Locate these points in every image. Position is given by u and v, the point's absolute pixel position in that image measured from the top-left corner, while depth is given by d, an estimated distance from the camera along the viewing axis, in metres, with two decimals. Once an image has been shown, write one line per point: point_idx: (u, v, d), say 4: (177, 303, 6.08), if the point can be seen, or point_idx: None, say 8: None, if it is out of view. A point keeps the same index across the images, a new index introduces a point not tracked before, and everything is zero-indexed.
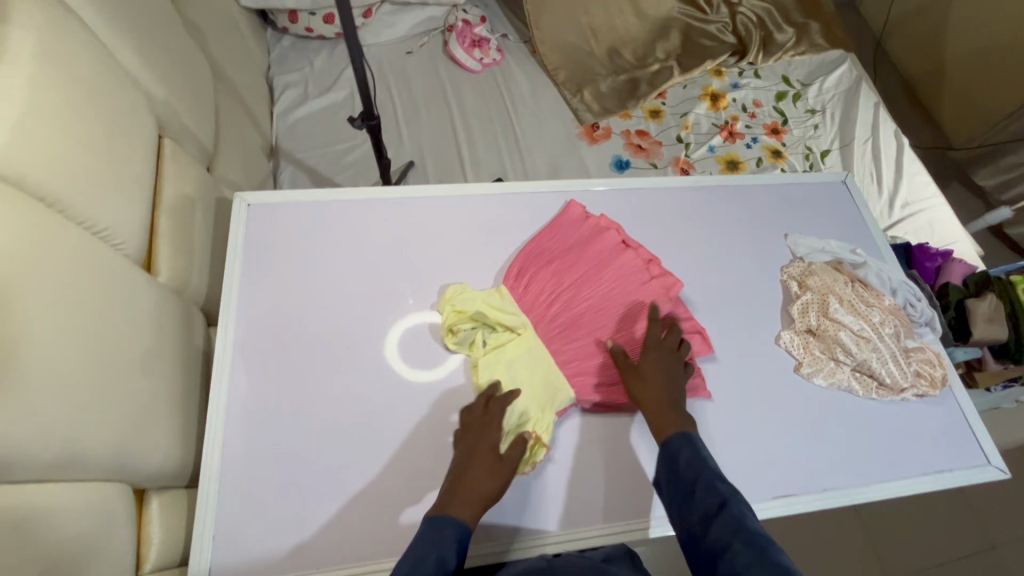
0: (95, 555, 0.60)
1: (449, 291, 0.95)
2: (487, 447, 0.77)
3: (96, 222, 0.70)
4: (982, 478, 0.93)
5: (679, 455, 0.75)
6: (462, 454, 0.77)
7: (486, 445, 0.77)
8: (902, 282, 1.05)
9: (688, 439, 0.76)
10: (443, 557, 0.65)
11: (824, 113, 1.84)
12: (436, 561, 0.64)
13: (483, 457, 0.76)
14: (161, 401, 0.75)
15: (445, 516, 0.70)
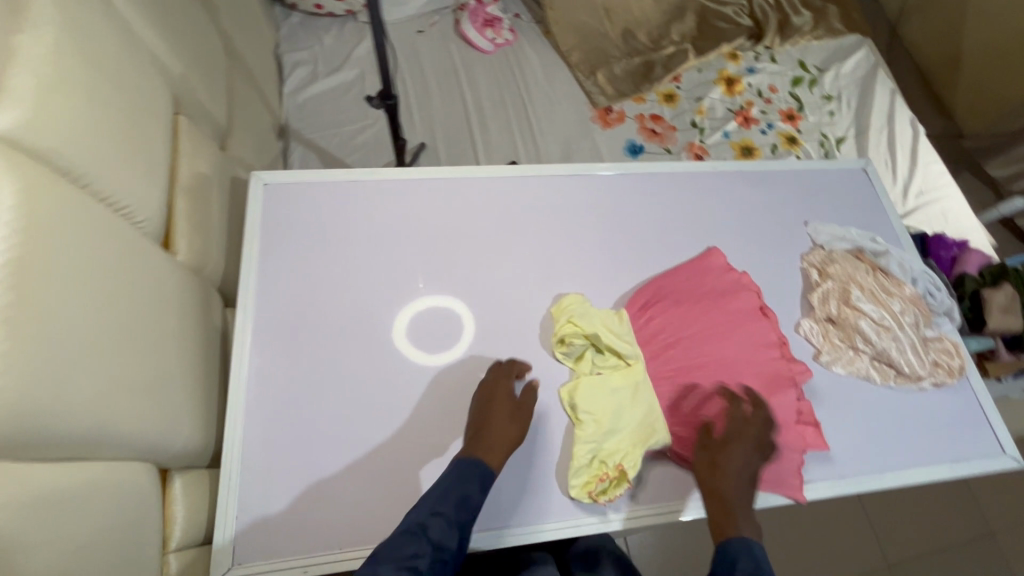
0: (124, 533, 0.60)
1: (564, 302, 0.93)
2: (504, 399, 0.81)
3: (119, 198, 0.69)
4: (995, 469, 0.92)
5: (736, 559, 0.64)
6: (481, 405, 0.81)
7: (502, 396, 0.82)
8: (921, 272, 1.04)
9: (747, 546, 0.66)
10: (466, 497, 0.69)
11: (840, 99, 1.81)
12: (460, 497, 0.68)
13: (501, 406, 0.81)
14: (183, 381, 0.75)
15: (471, 458, 0.73)
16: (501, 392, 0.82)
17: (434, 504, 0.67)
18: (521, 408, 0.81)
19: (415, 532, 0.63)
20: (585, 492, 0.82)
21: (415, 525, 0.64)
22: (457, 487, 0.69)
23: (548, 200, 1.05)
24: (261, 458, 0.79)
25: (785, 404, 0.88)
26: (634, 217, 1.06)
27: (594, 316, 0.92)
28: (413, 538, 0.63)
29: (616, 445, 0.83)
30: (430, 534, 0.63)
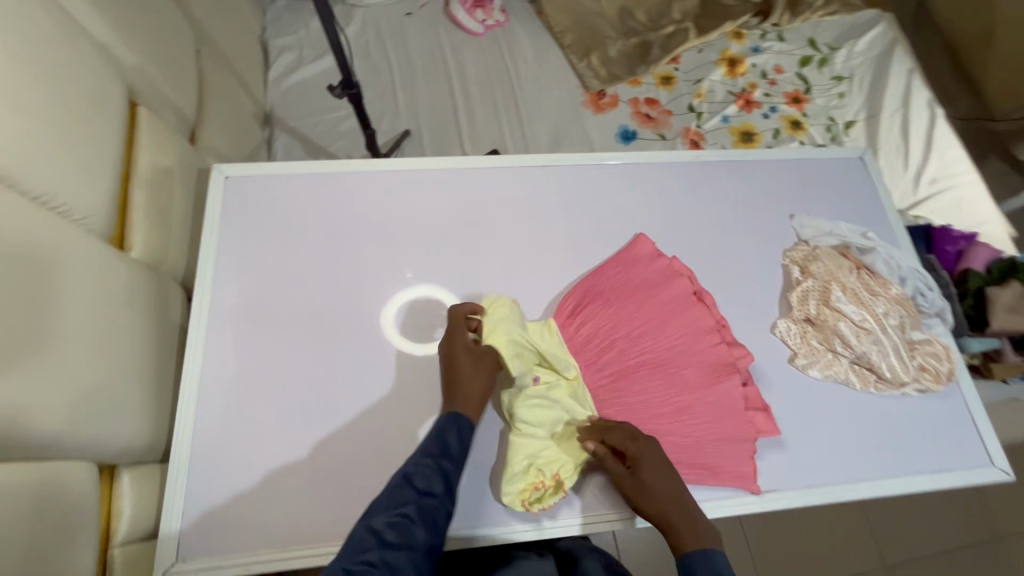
0: (62, 531, 0.61)
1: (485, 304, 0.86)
2: (464, 348, 0.80)
3: (56, 196, 0.68)
4: (981, 480, 0.89)
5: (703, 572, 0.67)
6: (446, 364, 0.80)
7: (461, 346, 0.80)
8: (912, 269, 1.01)
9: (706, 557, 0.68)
10: (445, 442, 0.72)
11: (852, 79, 1.70)
12: (440, 443, 0.72)
13: (463, 359, 0.79)
14: (132, 378, 0.75)
15: (448, 415, 0.75)
16: (461, 340, 0.81)
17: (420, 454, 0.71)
18: (482, 352, 0.80)
19: (406, 482, 0.67)
20: (519, 502, 0.80)
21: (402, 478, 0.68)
22: (433, 434, 0.73)
23: (518, 192, 1.02)
24: (212, 456, 0.80)
25: (729, 392, 0.89)
26: (607, 211, 1.02)
27: (521, 323, 0.85)
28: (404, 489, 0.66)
29: (555, 454, 0.82)
30: (414, 482, 0.67)
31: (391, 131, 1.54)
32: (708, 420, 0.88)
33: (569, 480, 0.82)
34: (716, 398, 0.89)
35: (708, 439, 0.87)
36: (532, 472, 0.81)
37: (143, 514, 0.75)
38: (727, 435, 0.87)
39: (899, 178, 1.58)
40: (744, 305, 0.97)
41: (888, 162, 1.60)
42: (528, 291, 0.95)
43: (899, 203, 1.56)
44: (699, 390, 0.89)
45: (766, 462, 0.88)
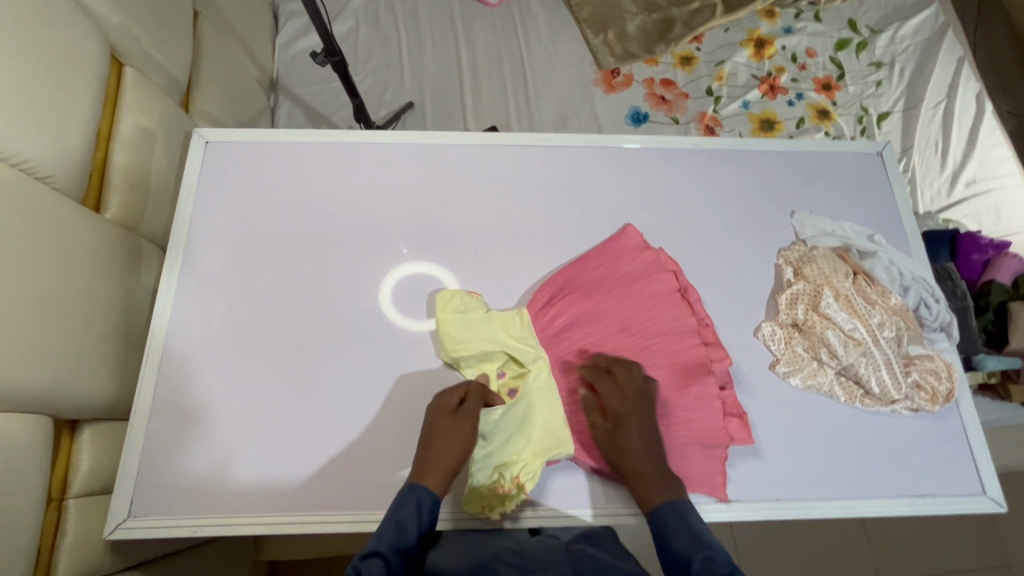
0: (7, 477, 0.64)
1: (440, 296, 0.87)
2: (446, 416, 0.76)
3: (18, 153, 0.69)
4: (969, 509, 0.84)
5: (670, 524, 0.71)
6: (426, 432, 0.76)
7: (447, 415, 0.76)
8: (917, 279, 0.94)
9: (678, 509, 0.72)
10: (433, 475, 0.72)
11: (892, 66, 1.56)
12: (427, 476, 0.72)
13: (442, 427, 0.75)
14: (93, 338, 0.78)
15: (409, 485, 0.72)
16: (441, 406, 0.77)
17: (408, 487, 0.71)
18: (460, 426, 0.75)
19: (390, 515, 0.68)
20: (480, 509, 0.78)
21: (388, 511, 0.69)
22: (422, 460, 0.73)
23: (502, 172, 0.98)
24: (170, 419, 0.81)
25: (704, 394, 0.84)
26: (593, 196, 0.98)
27: (473, 315, 0.86)
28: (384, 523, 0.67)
29: (516, 456, 0.79)
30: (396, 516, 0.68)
31: (394, 103, 1.51)
32: (678, 422, 0.84)
33: (531, 483, 0.78)
34: (690, 399, 0.85)
35: (678, 442, 0.83)
36: (490, 476, 0.78)
37: (103, 471, 0.80)
38: (697, 440, 0.83)
39: (933, 178, 1.46)
40: (728, 305, 0.92)
41: (923, 159, 1.48)
42: (501, 274, 0.92)
43: (929, 204, 1.45)
44: (671, 391, 0.85)
45: (737, 471, 0.83)
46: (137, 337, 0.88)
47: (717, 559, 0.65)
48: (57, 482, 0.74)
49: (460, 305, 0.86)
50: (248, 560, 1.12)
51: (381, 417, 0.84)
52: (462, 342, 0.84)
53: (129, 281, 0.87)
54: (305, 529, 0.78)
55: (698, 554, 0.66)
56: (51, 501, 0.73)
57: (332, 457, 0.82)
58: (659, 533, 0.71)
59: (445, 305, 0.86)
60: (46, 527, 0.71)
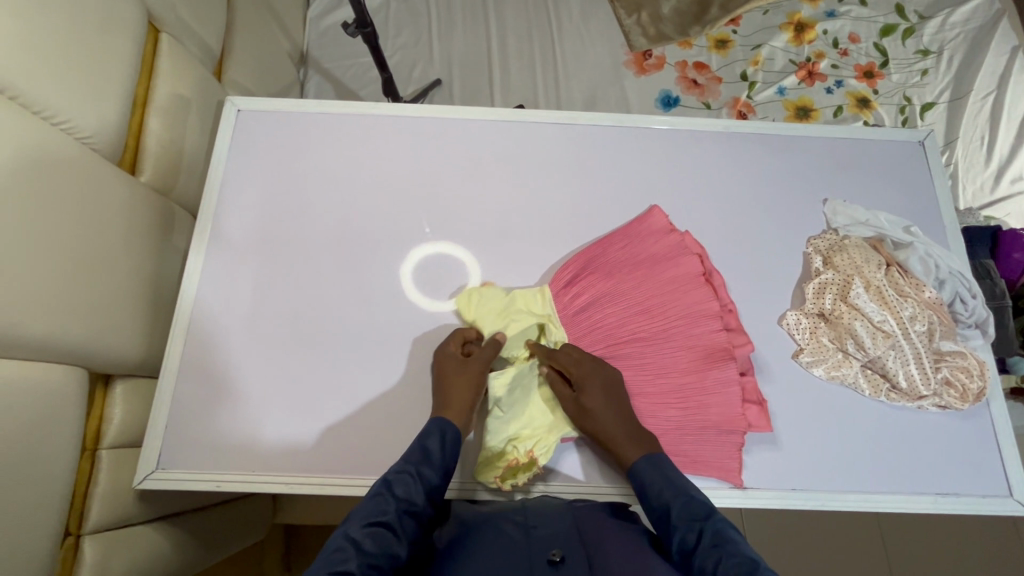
0: (44, 424, 0.67)
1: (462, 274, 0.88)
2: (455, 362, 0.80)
3: (57, 112, 0.71)
4: (992, 510, 0.82)
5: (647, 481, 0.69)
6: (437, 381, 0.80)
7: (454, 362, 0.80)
8: (953, 273, 0.90)
9: (654, 465, 0.70)
10: (427, 450, 0.68)
11: (941, 54, 1.49)
12: (422, 453, 0.67)
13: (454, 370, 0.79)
14: (126, 296, 0.80)
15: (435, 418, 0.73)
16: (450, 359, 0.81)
17: (400, 464, 0.65)
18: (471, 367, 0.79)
19: (384, 491, 0.61)
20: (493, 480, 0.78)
21: (381, 487, 0.62)
22: (419, 443, 0.69)
23: (528, 149, 0.98)
24: (197, 378, 0.84)
25: (723, 379, 0.84)
26: (619, 177, 0.96)
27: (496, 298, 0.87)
28: (381, 497, 0.60)
29: (531, 430, 0.80)
30: (395, 491, 0.62)
31: (422, 80, 1.51)
32: (695, 406, 0.84)
33: (545, 457, 0.79)
34: (709, 383, 0.84)
35: (693, 425, 0.83)
36: (502, 448, 0.79)
37: (133, 425, 0.83)
38: (714, 424, 0.82)
39: (976, 172, 1.40)
40: (753, 292, 0.91)
41: (966, 152, 1.41)
42: (523, 252, 0.92)
43: (970, 200, 1.39)
44: (690, 374, 0.85)
45: (753, 459, 0.82)
46: (167, 298, 0.91)
47: (695, 501, 0.64)
48: (90, 433, 0.77)
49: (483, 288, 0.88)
50: (268, 520, 1.16)
51: (403, 386, 0.85)
52: (488, 321, 0.85)
53: (161, 243, 0.89)
54: (323, 490, 0.80)
55: (676, 501, 0.64)
56: (84, 450, 0.76)
57: (350, 423, 0.83)
58: (639, 488, 0.69)
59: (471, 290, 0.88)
60: (79, 474, 0.74)
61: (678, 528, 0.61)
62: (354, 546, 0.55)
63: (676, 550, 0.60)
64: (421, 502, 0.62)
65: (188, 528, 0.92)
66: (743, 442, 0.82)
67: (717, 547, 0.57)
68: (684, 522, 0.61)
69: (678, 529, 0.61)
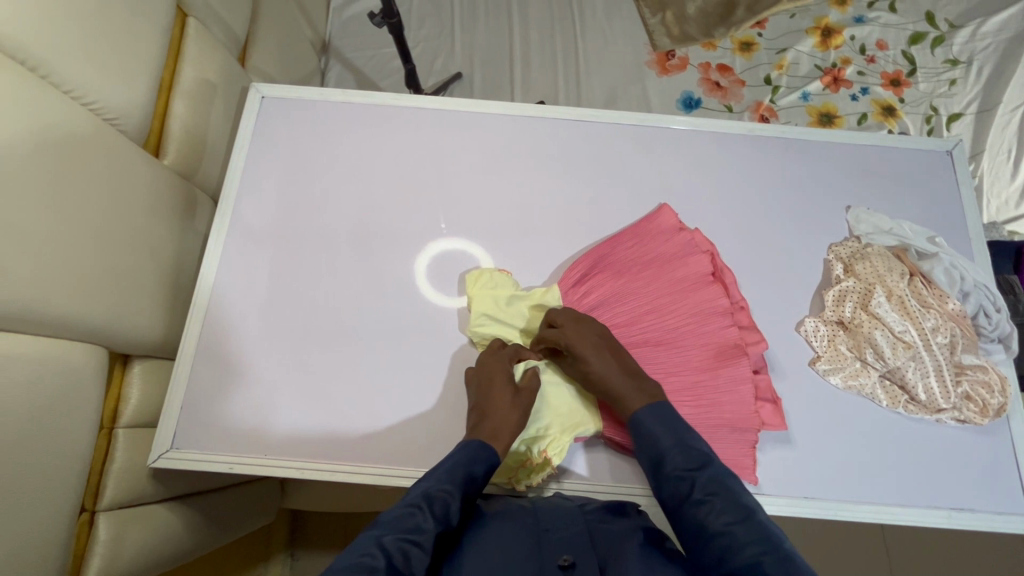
0: (64, 399, 0.67)
1: (471, 275, 0.88)
2: (505, 377, 0.77)
3: (86, 93, 0.72)
4: (1010, 528, 0.80)
5: (649, 430, 0.69)
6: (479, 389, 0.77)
7: (503, 377, 0.77)
8: (978, 285, 0.89)
9: (657, 415, 0.70)
10: (472, 476, 0.64)
11: (971, 64, 1.45)
12: (466, 478, 0.64)
13: (502, 391, 0.76)
14: (147, 276, 0.81)
15: (474, 440, 0.69)
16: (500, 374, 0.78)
17: (441, 482, 0.62)
18: (521, 397, 0.76)
19: (421, 506, 0.58)
20: (507, 480, 0.79)
21: (419, 501, 0.59)
22: (465, 466, 0.65)
23: (549, 146, 0.97)
24: (213, 360, 0.85)
25: (736, 377, 0.83)
26: (640, 176, 0.96)
27: (501, 294, 0.86)
28: (417, 511, 0.57)
29: (544, 431, 0.79)
30: (433, 509, 0.58)
31: (442, 73, 1.51)
32: (708, 404, 0.83)
33: (558, 457, 0.78)
34: (722, 381, 0.83)
35: (706, 425, 0.82)
36: (518, 450, 0.78)
37: (150, 404, 0.84)
38: (727, 423, 0.81)
39: (1002, 186, 1.37)
40: (771, 297, 0.90)
41: (993, 165, 1.38)
42: (541, 248, 0.92)
43: (994, 214, 1.36)
44: (702, 372, 0.84)
45: (767, 457, 0.82)
46: (186, 280, 0.92)
47: (693, 450, 0.65)
48: (109, 412, 0.78)
49: (486, 282, 0.87)
50: (275, 505, 1.17)
51: (460, 393, 0.85)
52: (489, 308, 0.85)
53: (182, 226, 0.90)
54: (334, 477, 0.81)
55: (669, 449, 0.65)
56: (102, 428, 0.77)
57: (362, 411, 0.84)
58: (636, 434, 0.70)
59: (475, 283, 0.87)
60: (96, 451, 0.75)
61: (671, 476, 0.63)
62: (384, 555, 0.52)
63: (670, 495, 0.63)
64: (452, 526, 0.59)
65: (199, 509, 0.93)
66: (757, 440, 0.81)
67: (712, 496, 0.60)
68: (677, 472, 0.63)
69: (671, 477, 0.63)
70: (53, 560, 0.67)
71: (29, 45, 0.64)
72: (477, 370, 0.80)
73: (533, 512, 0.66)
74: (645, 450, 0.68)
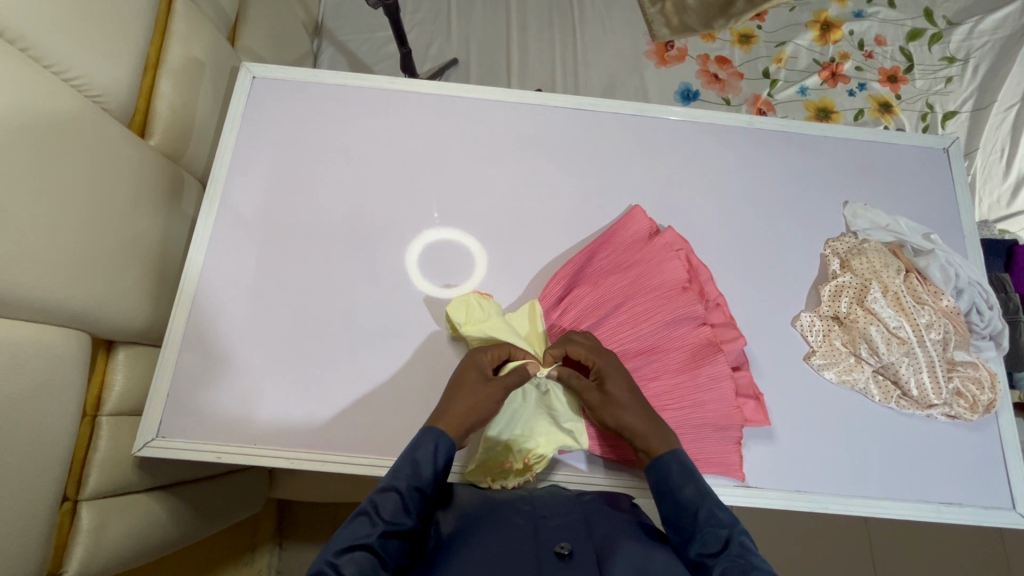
0: (46, 386, 0.66)
1: (459, 304, 0.82)
2: (477, 367, 0.73)
3: (68, 67, 0.70)
4: (994, 521, 0.82)
5: (671, 481, 0.65)
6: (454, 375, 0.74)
7: (476, 367, 0.73)
8: (972, 282, 0.89)
9: (678, 462, 0.66)
10: (418, 466, 0.61)
11: (967, 62, 1.45)
12: (412, 468, 0.61)
13: (471, 377, 0.72)
14: (132, 260, 0.79)
15: (426, 425, 0.66)
16: (478, 363, 0.74)
17: (388, 480, 0.59)
18: (491, 387, 0.71)
19: (370, 512, 0.57)
20: (483, 477, 0.76)
21: (366, 507, 0.57)
22: (408, 456, 0.62)
23: (546, 135, 0.96)
24: (202, 348, 0.83)
25: (715, 375, 0.82)
26: (638, 167, 0.95)
27: (495, 320, 0.81)
28: (366, 518, 0.56)
29: (530, 436, 0.76)
30: (381, 512, 0.56)
31: (438, 59, 1.49)
32: (690, 405, 0.81)
33: (538, 467, 0.76)
34: (701, 381, 0.82)
35: (690, 425, 0.81)
36: (500, 452, 0.76)
37: (135, 393, 0.82)
38: (711, 421, 0.81)
39: (993, 185, 1.38)
40: (766, 291, 0.90)
41: (985, 164, 1.39)
42: (537, 239, 0.91)
43: (985, 212, 1.38)
44: (681, 375, 0.83)
45: (758, 453, 0.82)
46: (172, 265, 0.89)
47: (719, 512, 0.60)
48: (92, 399, 0.76)
49: (476, 312, 0.82)
50: (263, 494, 1.15)
51: None
52: (481, 328, 0.80)
53: (169, 209, 0.87)
54: (324, 468, 0.80)
55: (704, 503, 0.61)
56: (85, 416, 0.75)
57: (353, 402, 0.82)
58: (660, 484, 0.66)
59: (464, 315, 0.81)
60: (79, 439, 0.73)
61: (701, 531, 0.58)
62: (333, 568, 0.51)
63: (694, 553, 0.57)
64: (409, 522, 0.57)
65: (185, 498, 0.91)
66: (740, 436, 0.81)
67: (744, 560, 0.54)
68: (709, 526, 0.58)
69: (701, 531, 0.58)
70: (36, 549, 0.65)
71: (9, 15, 0.61)
72: (463, 359, 0.76)
73: (529, 500, 0.66)
74: (664, 500, 0.64)
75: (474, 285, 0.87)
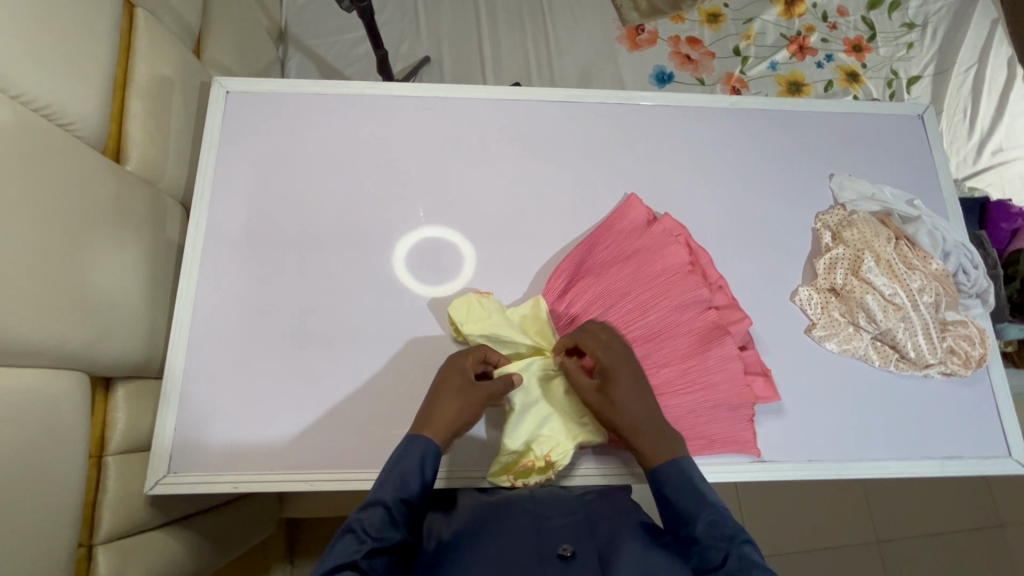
0: (50, 433, 0.63)
1: (460, 304, 0.82)
2: (460, 370, 0.72)
3: (36, 97, 0.66)
4: (994, 470, 0.86)
5: (669, 488, 0.63)
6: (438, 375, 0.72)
7: (458, 370, 0.72)
8: (957, 244, 0.93)
9: (679, 470, 0.64)
10: (405, 479, 0.61)
11: (925, 28, 1.50)
12: (399, 480, 0.60)
13: (453, 381, 0.70)
14: (123, 292, 0.75)
15: (412, 434, 0.65)
16: (462, 367, 0.72)
17: (374, 494, 0.59)
18: (474, 390, 0.70)
19: (356, 528, 0.56)
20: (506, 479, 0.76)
21: (351, 523, 0.57)
22: (394, 466, 0.62)
23: (534, 129, 0.95)
24: (204, 377, 0.80)
25: (724, 356, 0.83)
26: (627, 155, 0.95)
27: (497, 317, 0.80)
28: (350, 534, 0.56)
29: (548, 433, 0.76)
30: (367, 528, 0.56)
31: (410, 58, 1.46)
32: (701, 387, 0.83)
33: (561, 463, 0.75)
34: (711, 363, 0.83)
35: (703, 407, 0.82)
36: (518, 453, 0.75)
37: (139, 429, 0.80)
38: (723, 402, 0.82)
39: (960, 144, 1.43)
40: (763, 268, 0.92)
41: (950, 125, 1.44)
42: (535, 235, 0.90)
43: (955, 172, 1.42)
44: (690, 359, 0.84)
45: (771, 428, 0.84)
46: (163, 293, 0.86)
47: (721, 521, 0.60)
48: (95, 440, 0.74)
49: (477, 311, 0.81)
50: (274, 516, 1.13)
51: None
52: (483, 326, 0.79)
53: (155, 237, 0.84)
54: (343, 485, 0.78)
55: (704, 513, 0.60)
56: (90, 458, 0.73)
57: (366, 416, 0.81)
58: (660, 493, 0.64)
59: (466, 314, 0.81)
60: (87, 482, 0.71)
61: (702, 541, 0.58)
62: None
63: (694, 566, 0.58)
64: (396, 536, 0.57)
65: (198, 530, 0.89)
66: (753, 414, 0.83)
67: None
68: (710, 538, 0.58)
69: (702, 543, 0.58)
70: None
71: None
72: (446, 362, 0.75)
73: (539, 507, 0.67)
74: (664, 508, 0.63)
75: (472, 288, 0.86)
